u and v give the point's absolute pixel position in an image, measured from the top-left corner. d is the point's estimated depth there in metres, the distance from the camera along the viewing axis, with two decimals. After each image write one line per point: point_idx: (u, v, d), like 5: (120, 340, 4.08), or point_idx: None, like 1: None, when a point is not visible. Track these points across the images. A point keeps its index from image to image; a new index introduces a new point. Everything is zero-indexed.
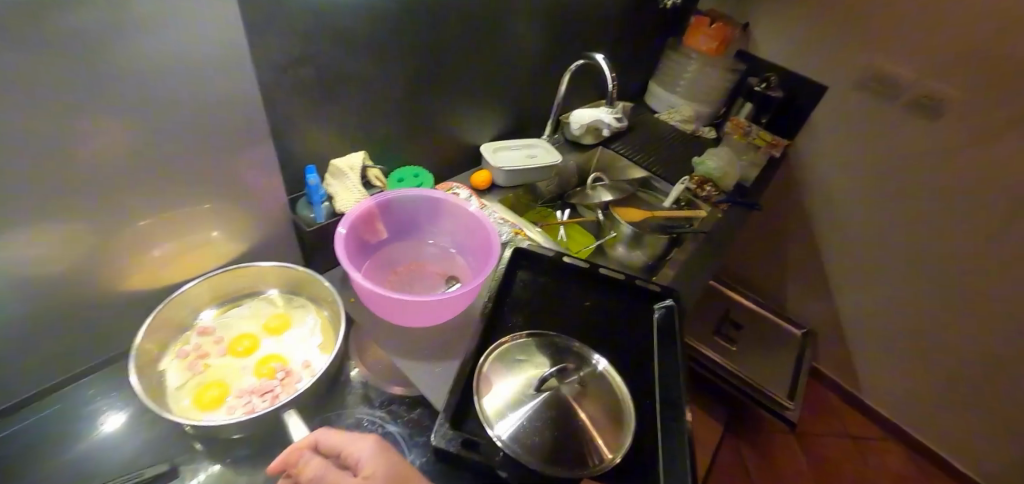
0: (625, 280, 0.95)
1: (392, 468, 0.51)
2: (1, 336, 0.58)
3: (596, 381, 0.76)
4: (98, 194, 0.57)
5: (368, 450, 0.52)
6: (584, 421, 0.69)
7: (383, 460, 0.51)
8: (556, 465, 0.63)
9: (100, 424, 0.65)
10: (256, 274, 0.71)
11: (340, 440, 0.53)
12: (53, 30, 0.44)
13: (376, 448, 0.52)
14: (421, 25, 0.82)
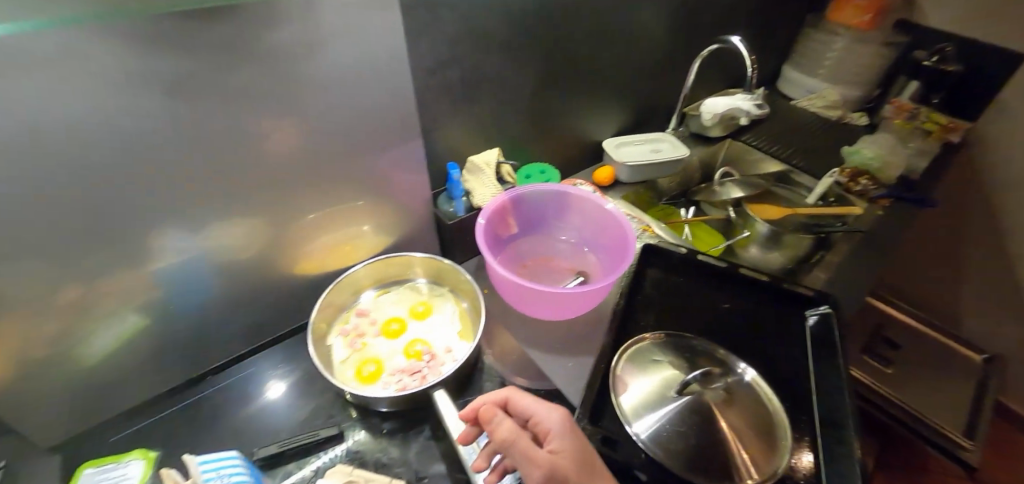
0: (770, 282, 0.86)
1: (580, 448, 0.52)
2: (221, 303, 0.71)
3: (744, 390, 0.69)
4: (288, 185, 0.67)
5: (557, 424, 0.54)
6: (732, 433, 0.62)
7: (570, 439, 0.52)
8: (701, 476, 0.58)
9: (267, 391, 0.71)
10: (406, 262, 0.77)
11: (527, 405, 0.57)
12: (261, 41, 0.54)
13: (565, 425, 0.54)
14: (553, 22, 0.84)
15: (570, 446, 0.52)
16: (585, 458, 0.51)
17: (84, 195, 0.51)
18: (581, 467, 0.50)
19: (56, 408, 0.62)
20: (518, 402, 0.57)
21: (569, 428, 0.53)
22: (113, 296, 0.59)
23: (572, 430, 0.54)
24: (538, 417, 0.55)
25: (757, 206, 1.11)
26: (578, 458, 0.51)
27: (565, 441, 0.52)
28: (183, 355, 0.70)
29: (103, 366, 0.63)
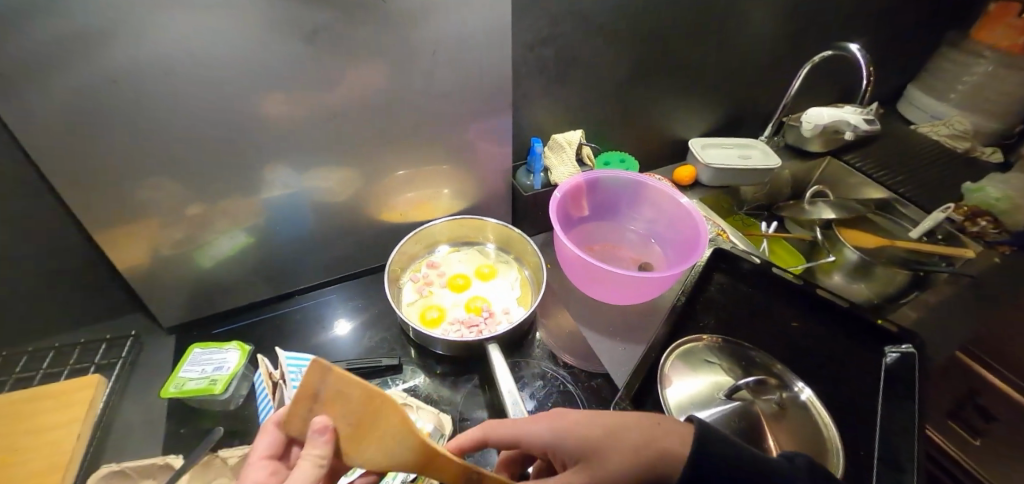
0: (851, 309, 0.79)
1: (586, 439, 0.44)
2: (314, 235, 0.79)
3: (799, 410, 0.64)
4: (385, 136, 0.73)
5: (555, 436, 0.45)
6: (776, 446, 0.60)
7: (570, 432, 0.44)
8: None
9: (334, 329, 0.76)
10: (479, 226, 0.81)
11: (506, 425, 0.47)
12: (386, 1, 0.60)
13: (546, 425, 0.46)
14: (657, 10, 0.83)
15: (570, 433, 0.44)
16: (591, 427, 0.44)
17: (227, 119, 0.60)
18: (599, 451, 0.43)
19: (178, 297, 0.73)
20: (500, 429, 0.47)
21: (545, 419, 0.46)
22: (232, 211, 0.69)
23: (558, 418, 0.46)
24: (532, 440, 0.46)
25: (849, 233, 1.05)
26: (585, 438, 0.44)
27: (563, 441, 0.44)
28: (278, 274, 0.80)
29: (216, 269, 0.74)
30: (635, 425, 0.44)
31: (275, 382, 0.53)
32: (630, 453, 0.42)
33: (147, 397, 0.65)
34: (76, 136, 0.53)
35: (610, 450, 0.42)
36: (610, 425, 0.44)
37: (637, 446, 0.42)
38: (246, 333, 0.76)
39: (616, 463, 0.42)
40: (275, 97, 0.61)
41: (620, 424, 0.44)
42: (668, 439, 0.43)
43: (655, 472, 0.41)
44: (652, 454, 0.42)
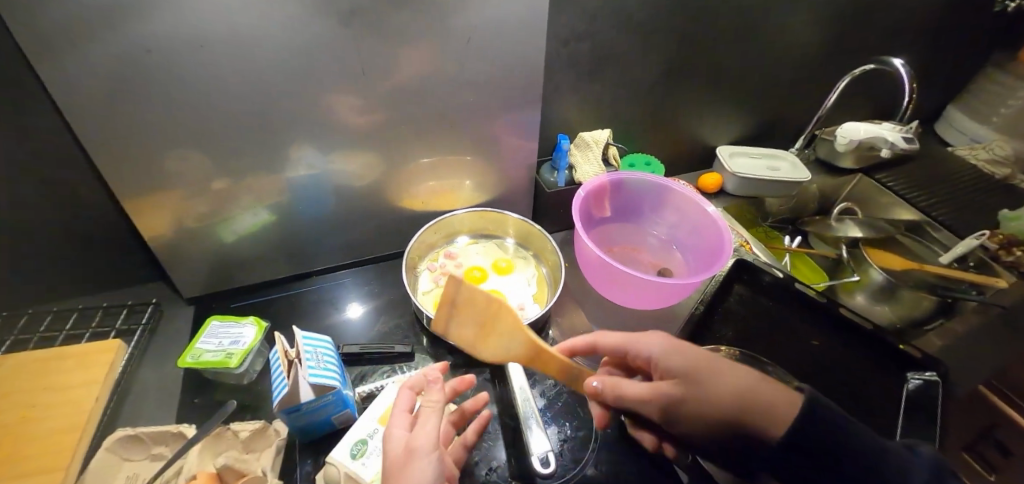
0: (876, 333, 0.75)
1: (685, 363, 0.47)
2: (336, 217, 0.79)
3: None
4: (413, 123, 0.73)
5: (658, 352, 0.50)
6: None
7: (675, 353, 0.49)
8: None
9: (345, 313, 0.76)
10: (500, 219, 0.80)
11: (618, 338, 0.55)
12: None
13: (663, 344, 0.50)
14: (696, 13, 0.81)
15: (679, 355, 0.48)
16: (702, 361, 0.47)
17: (259, 96, 0.60)
18: (693, 376, 0.46)
19: (200, 269, 0.74)
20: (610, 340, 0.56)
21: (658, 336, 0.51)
22: (257, 188, 0.69)
23: (670, 339, 0.51)
24: (642, 350, 0.52)
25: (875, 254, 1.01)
26: (693, 366, 0.47)
27: (670, 359, 0.48)
28: (297, 254, 0.80)
29: (239, 244, 0.74)
30: (742, 376, 0.45)
31: (291, 359, 0.53)
32: (724, 396, 0.43)
33: (165, 365, 0.66)
34: (113, 102, 0.54)
35: (706, 384, 0.45)
36: (715, 365, 0.46)
37: (733, 393, 0.44)
38: (263, 309, 0.77)
39: (708, 395, 0.44)
40: (307, 77, 0.61)
41: (725, 365, 0.46)
42: (765, 399, 0.42)
43: (741, 421, 0.42)
44: (742, 403, 0.43)
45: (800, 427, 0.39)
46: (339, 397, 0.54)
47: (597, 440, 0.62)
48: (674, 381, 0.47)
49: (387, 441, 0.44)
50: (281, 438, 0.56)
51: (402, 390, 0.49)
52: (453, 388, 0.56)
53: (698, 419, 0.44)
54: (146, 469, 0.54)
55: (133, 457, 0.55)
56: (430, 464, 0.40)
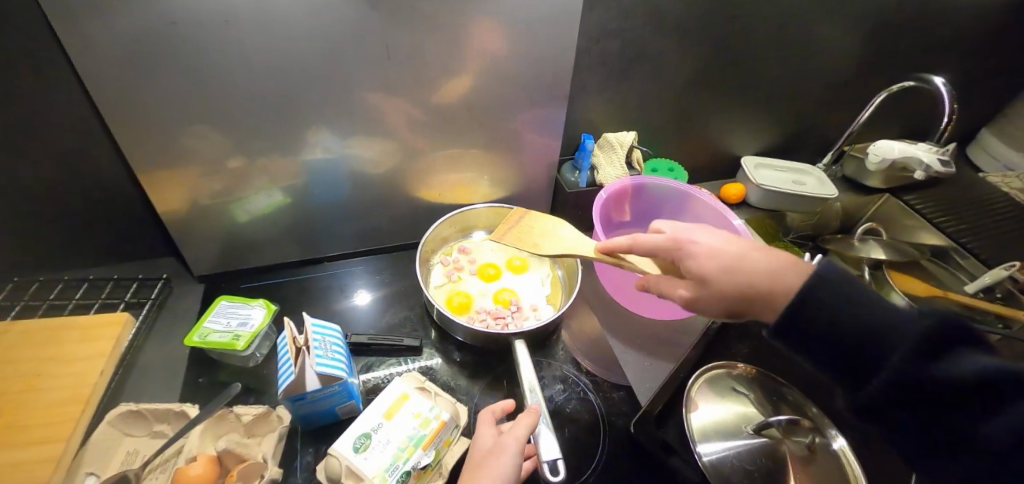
0: None
1: (715, 269, 0.43)
2: (351, 204, 0.78)
3: (829, 460, 0.58)
4: (435, 114, 0.71)
5: (686, 254, 0.45)
6: None
7: (704, 256, 0.44)
8: None
9: (353, 299, 0.75)
10: (518, 217, 0.78)
11: (650, 241, 0.48)
12: None
13: (689, 240, 0.45)
14: (733, 17, 0.78)
15: (702, 253, 0.44)
16: (726, 254, 0.43)
17: (282, 75, 0.59)
18: (717, 278, 0.43)
19: (212, 246, 0.73)
20: (643, 243, 0.48)
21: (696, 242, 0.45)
22: (274, 168, 0.68)
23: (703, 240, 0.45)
24: (674, 248, 0.46)
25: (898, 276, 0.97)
26: (715, 259, 0.43)
27: (694, 256, 0.44)
28: (310, 238, 0.79)
29: (252, 224, 0.73)
30: (764, 263, 0.42)
31: (299, 347, 0.52)
32: (736, 284, 0.42)
33: (171, 342, 0.66)
34: (136, 72, 0.53)
35: (723, 277, 0.42)
36: (743, 265, 0.42)
37: (750, 282, 0.41)
38: (272, 292, 0.76)
39: (724, 288, 0.42)
40: (331, 59, 0.60)
41: (756, 268, 0.42)
42: (779, 289, 0.40)
43: (757, 303, 0.41)
44: (758, 293, 0.41)
45: (799, 307, 0.38)
46: (345, 388, 0.53)
47: (603, 452, 0.61)
48: (693, 282, 0.45)
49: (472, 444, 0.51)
50: (283, 426, 0.54)
51: (484, 410, 0.55)
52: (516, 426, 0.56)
53: (713, 311, 0.44)
54: (147, 447, 0.54)
55: (134, 434, 0.55)
56: (507, 466, 0.46)
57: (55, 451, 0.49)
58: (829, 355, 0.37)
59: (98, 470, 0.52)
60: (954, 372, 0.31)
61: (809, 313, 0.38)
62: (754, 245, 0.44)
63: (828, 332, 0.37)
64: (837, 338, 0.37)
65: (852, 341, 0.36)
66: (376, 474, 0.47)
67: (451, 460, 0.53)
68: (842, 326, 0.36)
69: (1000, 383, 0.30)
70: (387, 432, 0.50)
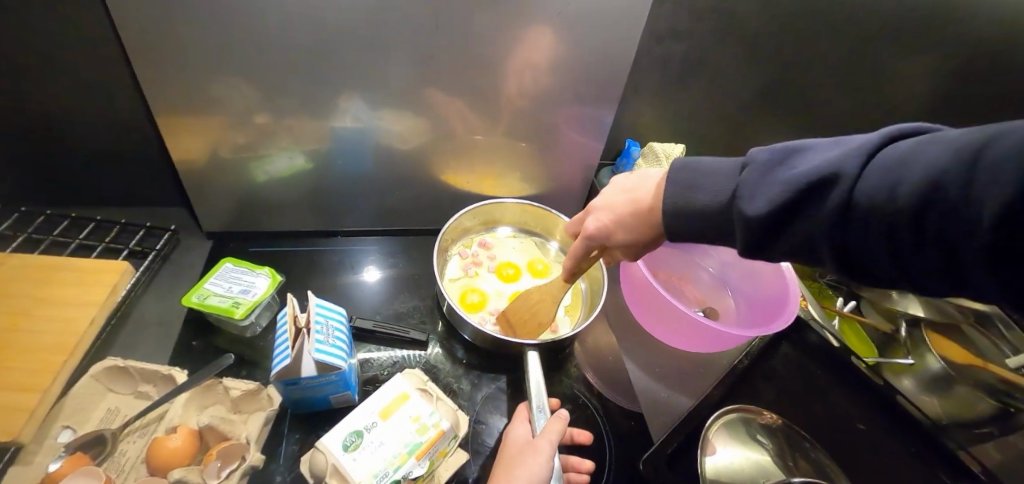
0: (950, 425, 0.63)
1: (622, 236, 0.45)
2: (375, 180, 0.73)
3: None
4: (477, 96, 0.66)
5: (594, 239, 0.48)
6: None
7: (605, 234, 0.47)
8: None
9: (361, 273, 0.71)
10: (547, 218, 0.73)
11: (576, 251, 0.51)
12: None
13: (589, 230, 0.48)
14: (813, 35, 0.72)
15: (605, 229, 0.46)
16: (616, 219, 0.45)
17: (323, 32, 0.54)
18: (627, 244, 0.45)
19: (225, 202, 0.70)
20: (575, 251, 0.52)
21: (598, 231, 0.47)
22: (299, 130, 0.64)
23: (599, 223, 0.47)
24: (586, 242, 0.50)
25: (933, 334, 0.76)
26: (617, 230, 0.45)
27: (608, 237, 0.46)
28: (325, 209, 0.75)
29: (268, 185, 0.69)
30: (642, 199, 0.43)
31: (299, 328, 0.48)
32: (637, 234, 0.44)
33: (170, 299, 0.62)
34: (170, 4, 0.49)
35: (630, 234, 0.44)
36: (632, 223, 0.44)
37: (646, 219, 0.43)
38: (279, 259, 0.72)
39: (645, 237, 0.44)
40: (377, 21, 0.55)
41: (643, 219, 0.43)
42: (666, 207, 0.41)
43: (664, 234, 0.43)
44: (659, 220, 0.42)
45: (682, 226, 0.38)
46: (343, 378, 0.49)
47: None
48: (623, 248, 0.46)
49: (510, 435, 0.51)
50: (272, 408, 0.50)
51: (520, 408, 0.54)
52: (572, 435, 0.59)
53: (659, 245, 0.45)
54: (128, 406, 0.52)
55: (117, 390, 0.53)
56: (538, 467, 0.44)
57: (33, 400, 0.46)
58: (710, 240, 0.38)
59: (75, 424, 0.50)
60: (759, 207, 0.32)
61: (669, 221, 0.38)
62: (622, 192, 0.46)
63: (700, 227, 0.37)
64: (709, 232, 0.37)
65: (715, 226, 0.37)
66: (363, 479, 0.44)
67: (445, 473, 0.49)
68: (701, 222, 0.37)
69: (814, 180, 0.29)
70: (380, 434, 0.47)
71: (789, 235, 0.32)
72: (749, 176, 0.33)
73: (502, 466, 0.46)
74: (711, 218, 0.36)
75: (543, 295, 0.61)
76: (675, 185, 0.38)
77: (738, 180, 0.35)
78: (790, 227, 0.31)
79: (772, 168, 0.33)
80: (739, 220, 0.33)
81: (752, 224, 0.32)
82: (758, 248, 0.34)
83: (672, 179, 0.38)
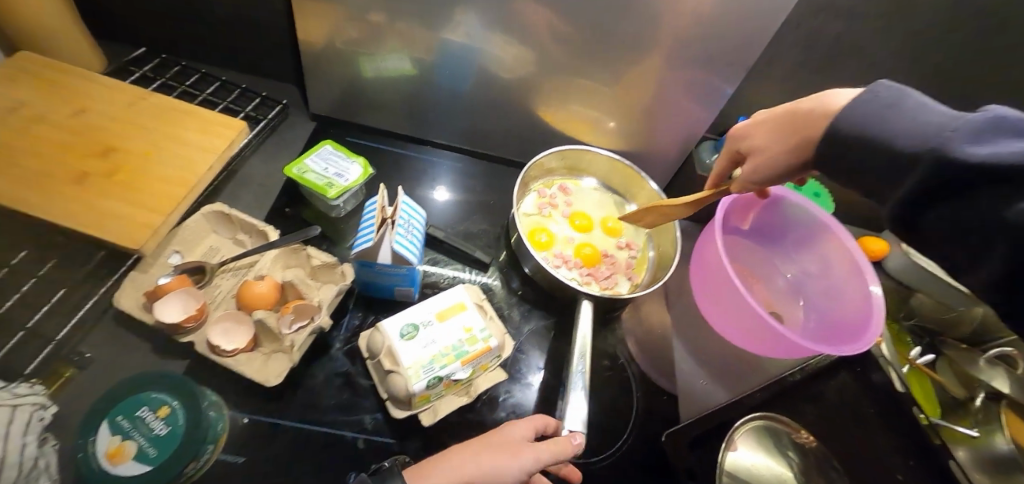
0: None
1: (767, 138, 0.45)
2: (472, 100, 0.73)
3: None
4: (595, 37, 0.62)
5: (738, 140, 0.49)
6: None
7: (752, 135, 0.47)
8: None
9: (438, 186, 0.73)
10: (634, 179, 0.70)
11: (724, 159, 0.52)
12: None
13: (741, 130, 0.49)
14: (1005, 41, 0.60)
15: (751, 133, 0.47)
16: (770, 121, 0.45)
17: None
18: (759, 149, 0.46)
19: (330, 88, 0.73)
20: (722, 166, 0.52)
21: (755, 125, 0.47)
22: (413, 33, 0.64)
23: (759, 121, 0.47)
24: (732, 149, 0.50)
25: (1012, 417, 0.68)
26: (762, 133, 0.46)
27: (747, 141, 0.47)
28: (419, 116, 0.76)
29: (372, 81, 0.71)
30: (803, 111, 0.42)
31: (385, 219, 0.50)
32: (776, 140, 0.44)
33: (272, 165, 0.68)
34: None
35: (771, 138, 0.44)
36: (781, 128, 0.44)
37: (799, 126, 0.42)
38: (369, 152, 0.75)
39: (777, 153, 0.43)
40: None
41: (797, 125, 0.42)
42: (817, 131, 0.40)
43: (796, 154, 0.42)
44: (807, 136, 0.41)
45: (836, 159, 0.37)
46: (411, 274, 0.52)
47: (627, 436, 0.58)
48: (753, 155, 0.46)
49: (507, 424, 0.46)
50: (344, 283, 0.55)
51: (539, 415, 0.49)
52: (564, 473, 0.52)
53: (782, 169, 0.43)
54: (226, 249, 0.59)
55: (220, 234, 0.60)
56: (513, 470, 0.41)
57: (156, 220, 0.52)
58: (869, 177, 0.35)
59: (182, 251, 0.57)
60: (972, 157, 0.27)
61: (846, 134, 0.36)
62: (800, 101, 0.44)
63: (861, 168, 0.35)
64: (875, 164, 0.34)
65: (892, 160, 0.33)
66: (410, 366, 0.47)
67: (482, 385, 0.52)
68: (866, 160, 0.35)
69: None
70: (434, 333, 0.50)
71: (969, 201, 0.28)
72: (976, 123, 0.29)
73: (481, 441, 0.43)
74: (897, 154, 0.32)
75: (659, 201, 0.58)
76: (884, 98, 0.34)
77: (955, 123, 0.30)
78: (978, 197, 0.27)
79: (1007, 131, 0.27)
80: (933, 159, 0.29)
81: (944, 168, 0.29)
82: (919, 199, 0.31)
83: (876, 95, 0.35)
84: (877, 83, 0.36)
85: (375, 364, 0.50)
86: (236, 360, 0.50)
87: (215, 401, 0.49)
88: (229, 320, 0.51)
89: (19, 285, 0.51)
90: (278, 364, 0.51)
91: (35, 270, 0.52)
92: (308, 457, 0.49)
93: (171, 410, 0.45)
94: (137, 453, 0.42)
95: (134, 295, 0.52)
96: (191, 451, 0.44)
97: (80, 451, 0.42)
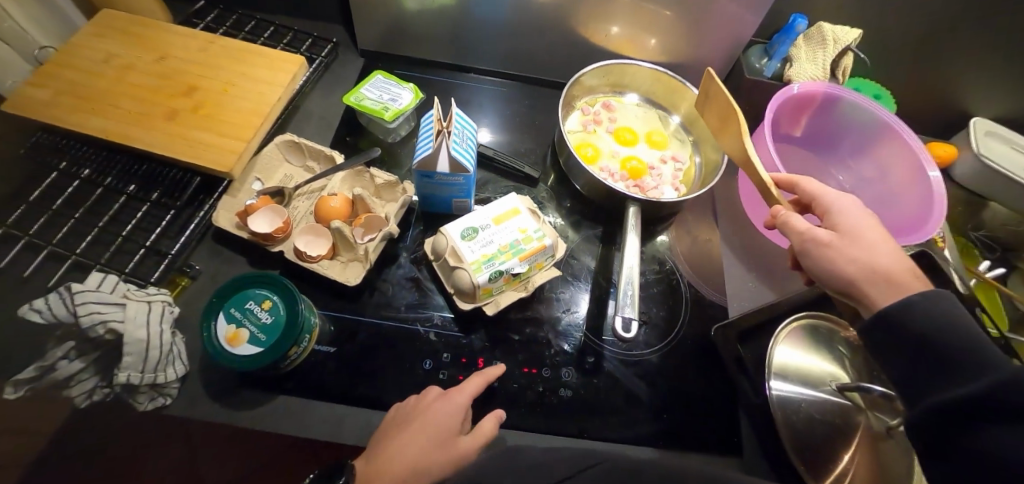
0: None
1: (859, 235, 0.44)
2: (510, 24, 0.74)
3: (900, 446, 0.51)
4: None
5: (838, 206, 0.47)
6: (844, 460, 0.51)
7: (855, 217, 0.46)
8: (798, 459, 0.51)
9: (484, 110, 0.76)
10: (678, 91, 0.69)
11: (813, 192, 0.50)
12: None
13: (852, 206, 0.47)
14: None
15: (854, 221, 0.45)
16: (876, 236, 0.44)
17: None
18: (849, 234, 0.44)
19: (374, 22, 0.75)
20: (805, 189, 0.51)
21: (865, 217, 0.46)
22: None
23: (869, 219, 0.45)
24: (829, 203, 0.48)
25: None
26: (862, 231, 0.44)
27: (849, 222, 0.45)
28: (460, 45, 0.78)
29: (414, 13, 0.73)
30: (900, 263, 0.42)
31: (441, 129, 0.53)
32: (863, 247, 0.43)
33: (329, 100, 0.72)
34: None
35: (861, 242, 0.43)
36: (879, 247, 0.43)
37: (881, 266, 0.41)
38: (416, 82, 0.78)
39: (852, 261, 0.42)
40: None
41: (888, 266, 0.41)
42: (898, 285, 0.40)
43: (859, 275, 0.42)
44: (877, 277, 0.41)
45: (884, 316, 0.38)
46: (467, 182, 0.56)
47: (678, 331, 0.61)
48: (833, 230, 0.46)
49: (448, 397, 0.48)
50: (407, 197, 0.60)
51: (478, 373, 0.51)
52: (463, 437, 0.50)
53: (825, 266, 0.44)
54: (299, 175, 0.65)
55: (291, 163, 0.65)
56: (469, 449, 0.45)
57: (238, 146, 0.58)
58: (904, 366, 0.36)
59: (262, 178, 0.63)
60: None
61: (922, 309, 0.36)
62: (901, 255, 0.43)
63: (907, 350, 0.36)
64: (933, 356, 0.35)
65: (956, 366, 0.34)
66: (473, 262, 0.52)
67: (538, 281, 0.57)
68: (923, 328, 0.36)
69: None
70: (492, 234, 0.54)
71: (997, 433, 0.30)
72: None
73: (416, 426, 0.44)
74: (968, 359, 0.33)
75: (730, 117, 0.55)
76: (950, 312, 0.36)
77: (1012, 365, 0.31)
78: (1003, 435, 0.29)
79: None
80: (1005, 377, 0.30)
81: (996, 402, 0.30)
82: (949, 412, 0.32)
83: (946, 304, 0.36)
84: (954, 296, 0.37)
85: (440, 263, 0.56)
86: (320, 264, 0.57)
87: (308, 302, 0.56)
88: (310, 233, 0.57)
89: (138, 210, 0.59)
90: (356, 268, 0.58)
91: (147, 196, 0.60)
92: (389, 346, 0.56)
93: (273, 304, 0.52)
94: (250, 338, 0.50)
95: (229, 216, 0.59)
96: (293, 335, 0.50)
97: (206, 334, 0.50)
